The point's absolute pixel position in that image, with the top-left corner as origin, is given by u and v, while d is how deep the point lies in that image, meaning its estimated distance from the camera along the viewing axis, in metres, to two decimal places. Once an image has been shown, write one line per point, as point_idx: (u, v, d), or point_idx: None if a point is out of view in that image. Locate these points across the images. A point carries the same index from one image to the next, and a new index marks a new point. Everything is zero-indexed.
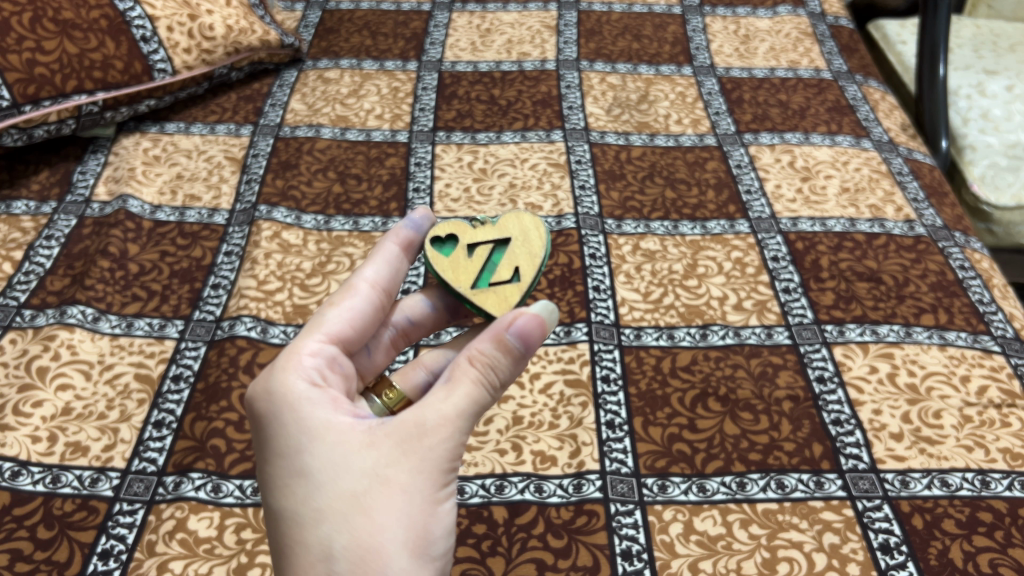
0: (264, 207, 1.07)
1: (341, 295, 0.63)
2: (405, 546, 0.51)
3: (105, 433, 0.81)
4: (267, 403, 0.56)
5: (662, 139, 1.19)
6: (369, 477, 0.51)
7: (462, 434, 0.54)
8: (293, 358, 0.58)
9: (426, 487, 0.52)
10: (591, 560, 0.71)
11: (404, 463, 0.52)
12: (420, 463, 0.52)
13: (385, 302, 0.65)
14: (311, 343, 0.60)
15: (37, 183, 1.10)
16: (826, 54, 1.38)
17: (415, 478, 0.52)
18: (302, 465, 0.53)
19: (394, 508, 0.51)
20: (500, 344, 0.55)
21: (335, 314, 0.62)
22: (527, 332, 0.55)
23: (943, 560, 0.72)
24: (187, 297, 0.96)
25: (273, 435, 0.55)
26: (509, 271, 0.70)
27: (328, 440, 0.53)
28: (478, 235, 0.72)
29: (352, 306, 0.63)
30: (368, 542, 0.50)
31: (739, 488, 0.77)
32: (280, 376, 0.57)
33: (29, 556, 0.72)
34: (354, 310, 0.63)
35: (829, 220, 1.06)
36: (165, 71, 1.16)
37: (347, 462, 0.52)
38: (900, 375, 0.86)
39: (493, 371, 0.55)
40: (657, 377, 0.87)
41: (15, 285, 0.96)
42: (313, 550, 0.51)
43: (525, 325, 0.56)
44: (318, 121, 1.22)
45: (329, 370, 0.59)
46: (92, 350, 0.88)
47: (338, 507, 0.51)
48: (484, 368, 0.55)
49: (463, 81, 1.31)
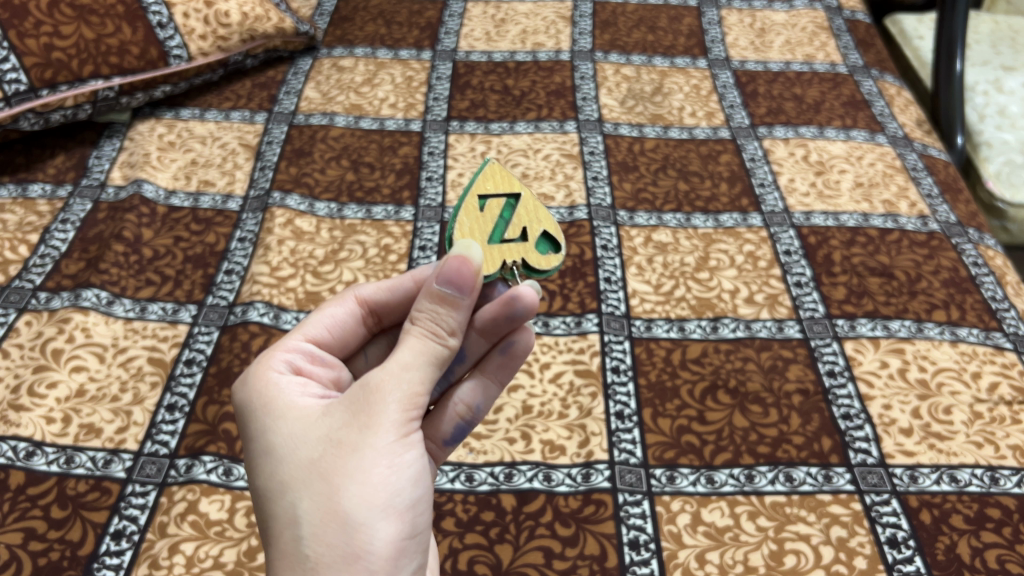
0: (277, 194, 1.07)
1: (332, 301, 0.65)
2: (365, 502, 0.51)
3: (118, 416, 0.82)
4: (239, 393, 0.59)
5: (676, 132, 1.19)
6: (324, 443, 0.52)
7: (415, 386, 0.53)
8: (271, 353, 0.61)
9: (382, 443, 0.52)
10: (598, 548, 0.72)
11: (355, 423, 0.52)
12: (370, 420, 0.52)
13: (369, 318, 0.67)
14: (294, 342, 0.63)
15: (54, 167, 1.11)
16: (842, 48, 1.37)
17: (367, 436, 0.52)
18: (266, 441, 0.54)
19: (349, 466, 0.51)
20: (436, 291, 0.54)
21: (317, 319, 0.64)
22: (453, 276, 0.54)
23: (950, 556, 0.72)
24: (200, 282, 0.96)
25: (245, 420, 0.57)
26: (529, 224, 0.68)
27: (290, 416, 0.55)
28: (480, 219, 0.67)
29: (333, 313, 0.65)
30: (328, 503, 0.50)
31: (748, 480, 0.77)
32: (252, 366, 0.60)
33: (42, 536, 0.72)
34: (335, 318, 0.65)
35: (842, 215, 1.06)
36: (181, 56, 1.17)
37: (306, 432, 0.53)
38: (911, 370, 0.86)
39: (438, 324, 0.55)
40: (667, 368, 0.87)
41: (31, 268, 0.96)
42: (280, 518, 0.51)
43: (451, 266, 0.54)
44: (333, 109, 1.23)
45: (304, 366, 0.61)
46: (106, 333, 0.89)
47: (299, 473, 0.52)
48: (428, 320, 0.55)
49: (477, 71, 1.31)
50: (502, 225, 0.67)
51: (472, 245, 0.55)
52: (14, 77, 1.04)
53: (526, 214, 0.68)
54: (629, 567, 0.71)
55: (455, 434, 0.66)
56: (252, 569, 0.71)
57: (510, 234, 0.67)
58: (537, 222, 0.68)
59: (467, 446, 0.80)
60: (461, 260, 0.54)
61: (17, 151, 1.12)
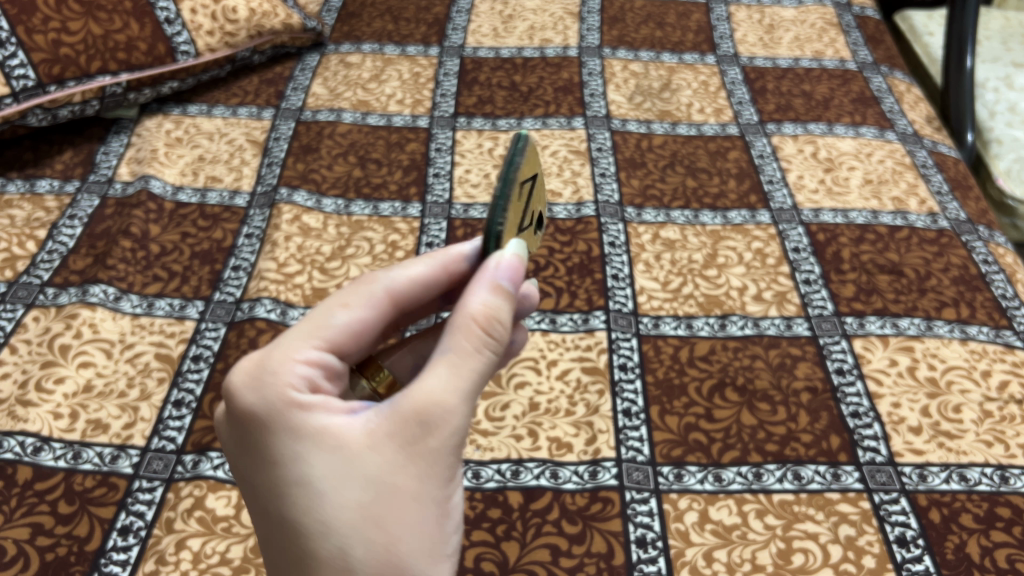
0: (285, 190, 1.07)
1: (356, 297, 0.57)
2: (419, 548, 0.50)
3: (125, 412, 0.82)
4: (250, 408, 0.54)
5: (684, 128, 1.18)
6: (375, 486, 0.50)
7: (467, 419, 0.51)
8: (284, 362, 0.54)
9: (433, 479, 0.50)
10: (605, 546, 0.72)
11: (410, 466, 0.50)
12: (426, 463, 0.50)
13: (390, 307, 0.58)
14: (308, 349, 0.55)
15: (61, 163, 1.11)
16: (851, 45, 1.36)
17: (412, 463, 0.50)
18: (304, 474, 0.50)
19: (406, 516, 0.50)
20: (495, 293, 0.52)
21: (341, 320, 0.56)
22: (512, 276, 0.53)
23: (960, 555, 0.71)
24: (207, 278, 0.96)
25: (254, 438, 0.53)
26: (530, 206, 0.60)
27: (328, 447, 0.51)
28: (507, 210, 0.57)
29: (359, 315, 0.56)
30: (385, 552, 0.50)
31: (755, 478, 0.77)
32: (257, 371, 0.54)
33: (49, 531, 0.72)
34: (360, 321, 0.57)
35: (851, 212, 1.05)
36: (188, 53, 1.17)
37: (351, 470, 0.50)
38: (920, 369, 0.86)
39: (501, 334, 0.52)
40: (675, 366, 0.86)
41: (38, 264, 0.97)
42: (326, 559, 0.50)
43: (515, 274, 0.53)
44: (340, 105, 1.23)
45: (323, 378, 0.55)
46: (113, 329, 0.89)
47: (348, 518, 0.49)
48: (494, 326, 0.52)
49: (484, 67, 1.30)
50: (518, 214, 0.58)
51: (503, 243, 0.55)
52: (22, 72, 1.04)
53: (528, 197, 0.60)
54: (636, 564, 0.71)
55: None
56: (258, 565, 0.71)
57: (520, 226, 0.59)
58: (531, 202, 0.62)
59: (474, 442, 0.79)
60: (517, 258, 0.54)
61: (24, 147, 1.12)
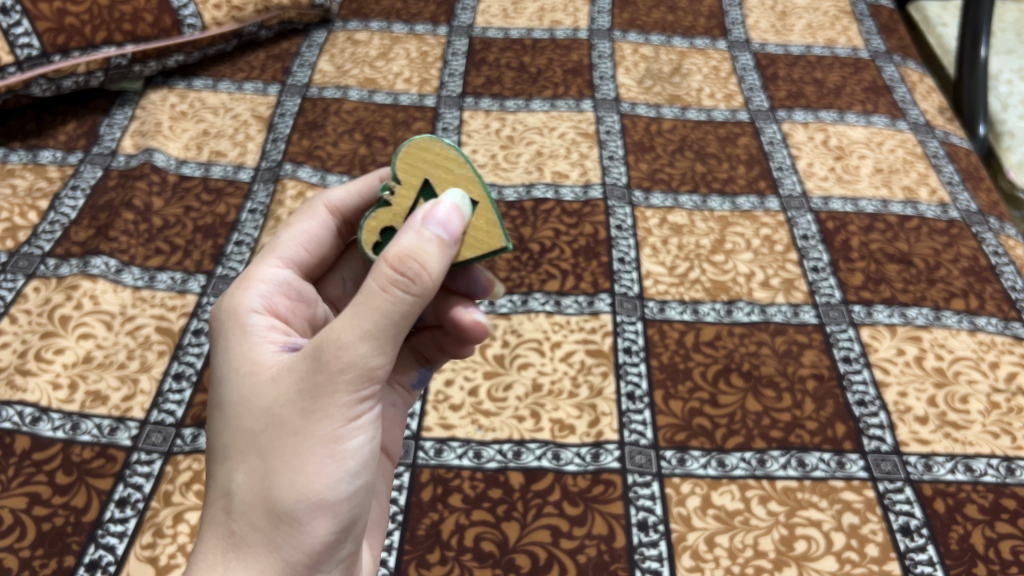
0: (289, 166, 1.07)
1: (300, 216, 0.64)
2: (297, 494, 0.49)
3: (125, 383, 0.81)
4: (216, 358, 0.55)
5: (693, 113, 1.17)
6: (266, 449, 0.49)
7: (378, 368, 0.48)
8: (242, 291, 0.58)
9: (323, 432, 0.49)
10: (606, 529, 0.71)
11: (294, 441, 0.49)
12: (309, 432, 0.49)
13: (343, 230, 0.65)
14: (266, 269, 0.60)
15: (65, 134, 1.10)
16: (864, 33, 1.35)
17: (309, 423, 0.49)
18: (249, 456, 0.50)
19: (297, 475, 0.49)
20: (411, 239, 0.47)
21: (290, 236, 0.63)
22: (448, 224, 0.49)
23: (964, 545, 0.71)
24: (209, 252, 0.95)
25: (216, 425, 0.52)
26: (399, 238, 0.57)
27: (223, 427, 0.51)
28: (421, 154, 0.57)
29: (307, 229, 0.63)
30: (261, 488, 0.49)
31: (759, 464, 0.76)
32: (255, 358, 0.53)
33: (46, 501, 0.72)
34: (310, 234, 0.63)
35: (861, 201, 1.04)
36: (195, 26, 1.16)
37: (255, 452, 0.49)
38: (927, 358, 0.85)
39: (419, 273, 0.47)
40: (680, 351, 0.86)
41: (40, 234, 0.95)
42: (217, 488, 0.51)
43: (455, 222, 0.49)
44: (346, 82, 1.21)
45: None
46: (114, 301, 0.88)
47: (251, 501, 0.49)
48: (409, 265, 0.46)
49: (493, 47, 1.29)
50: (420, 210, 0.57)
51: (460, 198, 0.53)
52: (26, 41, 1.03)
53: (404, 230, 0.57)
54: (637, 548, 0.70)
55: (422, 378, 0.72)
56: None
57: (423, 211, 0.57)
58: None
59: (476, 422, 0.79)
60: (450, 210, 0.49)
61: (28, 117, 1.11)
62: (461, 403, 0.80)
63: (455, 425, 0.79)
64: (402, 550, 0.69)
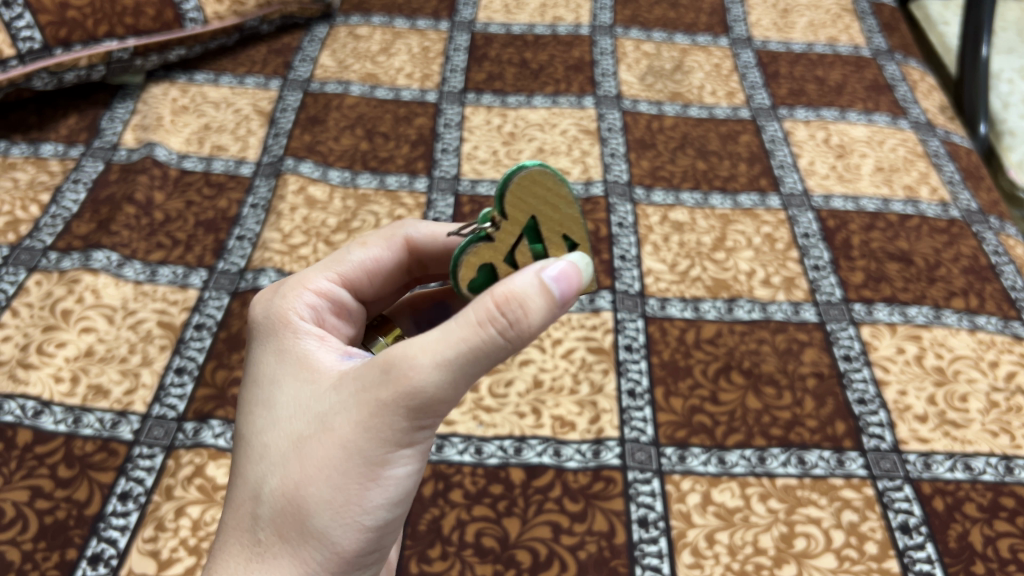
0: (290, 161, 1.07)
1: (376, 239, 0.64)
2: (333, 509, 0.49)
3: (127, 377, 0.81)
4: (264, 356, 0.55)
5: (695, 110, 1.17)
6: (309, 455, 0.49)
7: (443, 400, 0.47)
8: (295, 293, 0.58)
9: (370, 451, 0.48)
10: (606, 525, 0.72)
11: (341, 453, 0.48)
12: (359, 447, 0.48)
13: (411, 264, 0.65)
14: (320, 279, 0.60)
15: (66, 127, 1.09)
16: (866, 31, 1.35)
17: (360, 438, 0.48)
18: (293, 460, 0.49)
19: (334, 489, 0.49)
20: (525, 289, 0.45)
21: (359, 256, 0.62)
22: (567, 279, 0.46)
23: (963, 544, 0.71)
24: (211, 247, 0.95)
25: (257, 425, 0.52)
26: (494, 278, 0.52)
27: (269, 426, 0.51)
28: (536, 187, 0.50)
29: (377, 254, 0.63)
30: (295, 494, 0.49)
31: (759, 461, 0.76)
32: (314, 366, 0.53)
33: (49, 494, 0.72)
34: (377, 261, 0.63)
35: (862, 199, 1.04)
36: (197, 20, 1.17)
37: (298, 456, 0.49)
38: (927, 357, 0.85)
39: (520, 319, 0.45)
40: (681, 348, 0.86)
41: (41, 227, 0.95)
42: (248, 485, 0.50)
43: (569, 281, 0.46)
44: (348, 77, 1.21)
45: None
46: (116, 295, 0.88)
47: (282, 507, 0.49)
48: (512, 307, 0.44)
49: (495, 43, 1.29)
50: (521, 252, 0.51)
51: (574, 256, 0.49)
52: (28, 34, 1.03)
53: (504, 271, 0.52)
54: (638, 544, 0.70)
55: None
56: None
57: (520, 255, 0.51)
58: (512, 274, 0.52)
59: (477, 418, 0.79)
60: (573, 269, 0.47)
61: (29, 110, 1.11)
62: (462, 399, 0.81)
63: (456, 421, 0.79)
64: (404, 545, 0.69)
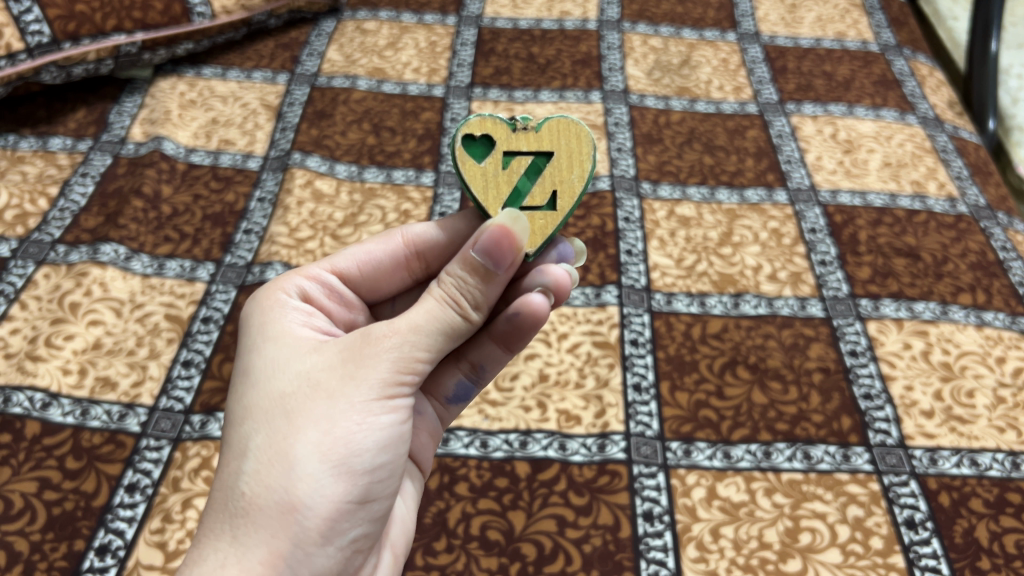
0: (298, 155, 1.07)
1: (375, 237, 0.65)
2: (319, 456, 0.50)
3: (134, 370, 0.82)
4: (243, 338, 0.57)
5: (703, 105, 1.17)
6: (295, 407, 0.51)
7: (420, 353, 0.52)
8: (288, 275, 0.61)
9: (359, 398, 0.51)
10: (612, 519, 0.72)
11: (327, 402, 0.51)
12: (345, 396, 0.51)
13: (412, 262, 0.65)
14: (314, 268, 0.62)
15: (74, 121, 1.10)
16: (875, 26, 1.34)
17: (346, 386, 0.51)
18: (277, 414, 0.51)
19: (320, 437, 0.50)
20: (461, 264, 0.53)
21: (353, 251, 0.64)
22: (493, 248, 0.52)
23: (968, 539, 0.71)
24: (218, 240, 0.96)
25: (238, 394, 0.53)
26: (485, 158, 0.61)
27: (253, 389, 0.52)
28: (565, 134, 0.62)
29: (372, 249, 0.64)
30: (282, 444, 0.50)
31: (765, 456, 0.76)
32: (291, 334, 0.56)
33: (57, 485, 0.73)
34: (371, 255, 0.64)
35: (869, 194, 1.04)
36: (205, 14, 1.17)
37: (284, 410, 0.51)
38: (934, 353, 0.85)
39: (468, 295, 0.53)
40: (687, 342, 0.86)
41: (49, 221, 0.96)
42: (232, 448, 0.51)
43: (502, 243, 0.52)
44: (355, 72, 1.21)
45: None
46: (124, 288, 0.89)
47: (267, 455, 0.49)
48: (457, 287, 0.53)
49: (502, 38, 1.29)
50: (519, 159, 0.62)
51: (519, 218, 0.53)
52: (37, 28, 1.04)
53: (495, 157, 0.61)
54: (643, 538, 0.70)
55: (460, 393, 0.67)
56: None
57: (515, 157, 0.62)
58: (498, 168, 0.61)
59: (482, 412, 0.79)
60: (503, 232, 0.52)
61: (38, 104, 1.11)
62: None
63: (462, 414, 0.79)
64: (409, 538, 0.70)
